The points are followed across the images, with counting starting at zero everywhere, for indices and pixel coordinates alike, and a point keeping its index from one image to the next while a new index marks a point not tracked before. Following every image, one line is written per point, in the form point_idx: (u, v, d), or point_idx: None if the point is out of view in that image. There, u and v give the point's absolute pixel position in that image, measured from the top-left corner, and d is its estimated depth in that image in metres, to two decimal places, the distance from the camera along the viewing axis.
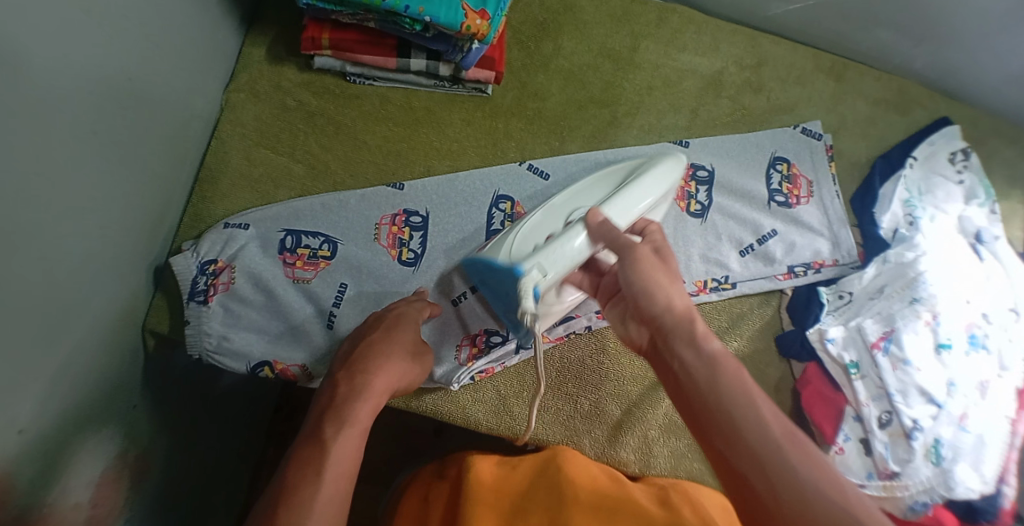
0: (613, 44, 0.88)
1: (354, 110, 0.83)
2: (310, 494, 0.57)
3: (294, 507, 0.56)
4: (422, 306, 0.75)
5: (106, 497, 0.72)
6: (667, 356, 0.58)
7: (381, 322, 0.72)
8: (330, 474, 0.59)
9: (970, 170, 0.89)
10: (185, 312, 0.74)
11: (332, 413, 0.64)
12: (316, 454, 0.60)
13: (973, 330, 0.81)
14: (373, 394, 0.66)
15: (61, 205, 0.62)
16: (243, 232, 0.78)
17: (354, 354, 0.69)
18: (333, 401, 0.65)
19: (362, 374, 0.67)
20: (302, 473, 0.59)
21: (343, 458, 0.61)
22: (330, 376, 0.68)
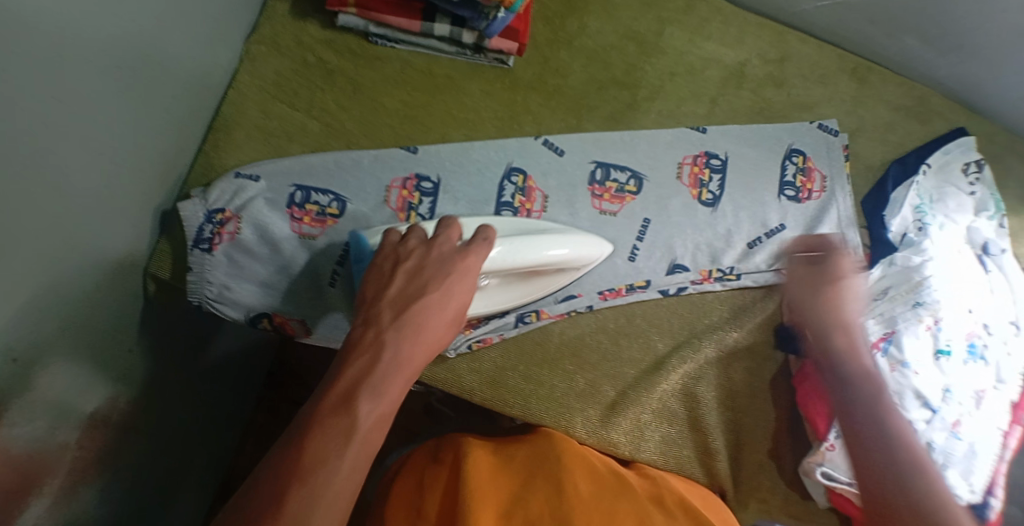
0: (639, 27, 0.88)
1: (374, 71, 0.83)
2: (323, 478, 0.54)
3: (304, 493, 0.53)
4: (446, 258, 0.67)
5: (94, 438, 0.73)
6: (809, 318, 0.78)
7: (429, 288, 0.65)
8: (341, 460, 0.56)
9: (982, 182, 0.90)
10: (189, 257, 0.74)
11: (356, 388, 0.59)
12: (343, 424, 0.57)
13: (971, 340, 0.83)
14: (386, 381, 0.60)
15: (80, 139, 0.62)
16: (253, 183, 0.77)
17: (388, 319, 0.63)
18: (363, 373, 0.60)
19: (403, 335, 0.62)
20: (323, 445, 0.56)
21: (363, 446, 0.57)
22: (363, 342, 0.61)
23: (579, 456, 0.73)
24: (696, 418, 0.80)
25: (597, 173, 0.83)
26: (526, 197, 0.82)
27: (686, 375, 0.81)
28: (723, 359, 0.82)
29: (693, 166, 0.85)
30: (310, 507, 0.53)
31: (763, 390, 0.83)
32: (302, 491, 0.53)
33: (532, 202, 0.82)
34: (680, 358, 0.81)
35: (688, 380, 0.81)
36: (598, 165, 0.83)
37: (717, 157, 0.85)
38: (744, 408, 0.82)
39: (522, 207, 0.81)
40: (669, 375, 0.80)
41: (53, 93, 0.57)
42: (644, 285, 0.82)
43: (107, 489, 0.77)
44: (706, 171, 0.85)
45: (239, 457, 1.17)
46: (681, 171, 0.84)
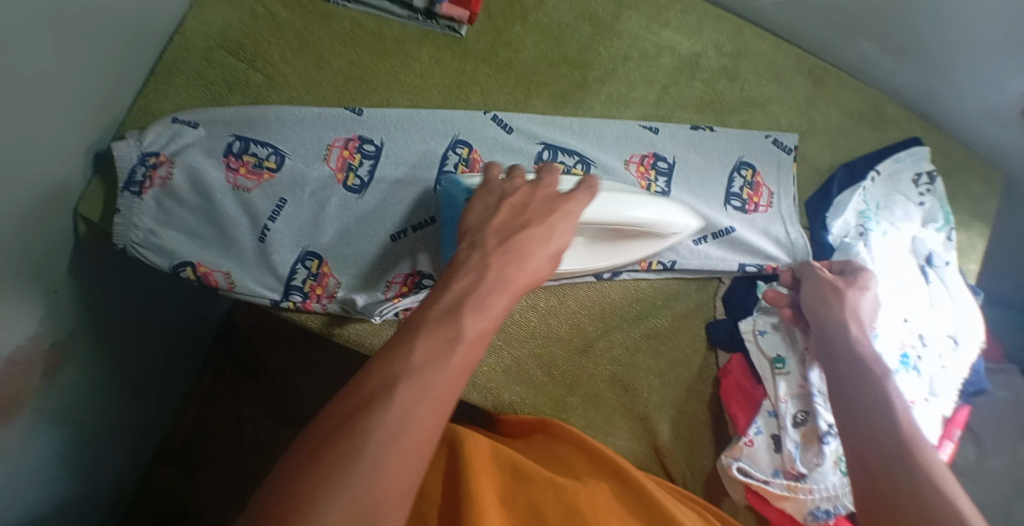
0: (596, 8, 0.87)
1: (323, 28, 0.82)
2: (425, 382, 0.50)
3: (404, 396, 0.49)
4: (549, 200, 0.65)
5: (15, 374, 0.72)
6: (812, 324, 0.79)
7: (531, 220, 0.62)
8: (448, 367, 0.52)
9: (931, 194, 0.90)
10: (117, 200, 0.72)
11: (461, 303, 0.55)
12: (444, 333, 0.53)
13: (905, 350, 0.83)
14: (492, 301, 0.56)
15: (23, 66, 0.61)
16: (191, 130, 0.76)
17: (494, 244, 0.59)
18: (467, 291, 0.56)
19: (502, 257, 0.59)
20: (427, 353, 0.51)
21: (467, 356, 0.53)
22: (467, 264, 0.58)
23: (569, 442, 0.73)
24: (620, 404, 0.80)
25: (543, 154, 0.83)
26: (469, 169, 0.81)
27: (614, 360, 0.81)
28: (651, 346, 0.82)
29: (639, 165, 0.85)
30: (410, 408, 0.49)
31: (691, 381, 0.83)
32: (405, 394, 0.49)
33: None
34: (608, 341, 0.81)
35: (615, 365, 0.80)
36: (546, 146, 0.83)
37: (664, 160, 0.85)
38: (670, 397, 0.81)
39: None
40: (596, 358, 0.80)
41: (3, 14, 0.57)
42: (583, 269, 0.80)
43: (28, 427, 0.77)
44: (652, 171, 0.85)
45: (179, 420, 1.14)
46: (627, 168, 0.84)
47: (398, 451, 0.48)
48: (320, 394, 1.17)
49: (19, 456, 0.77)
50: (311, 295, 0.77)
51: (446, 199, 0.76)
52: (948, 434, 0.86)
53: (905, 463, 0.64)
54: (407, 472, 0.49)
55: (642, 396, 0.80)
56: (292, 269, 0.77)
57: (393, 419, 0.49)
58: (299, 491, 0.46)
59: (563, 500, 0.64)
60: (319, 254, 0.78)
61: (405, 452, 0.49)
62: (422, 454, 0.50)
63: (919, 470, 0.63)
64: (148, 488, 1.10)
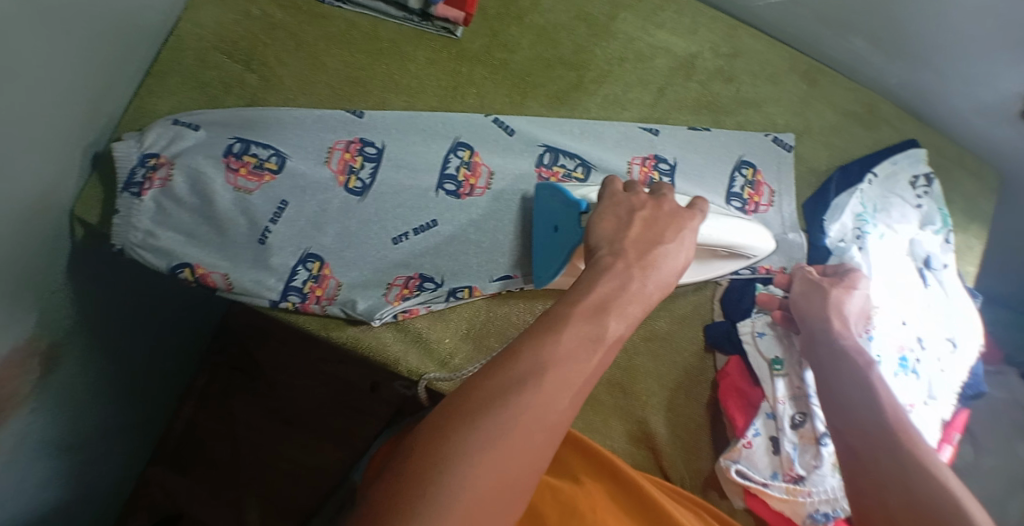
0: (592, 9, 0.87)
1: (318, 29, 0.82)
2: (570, 375, 0.50)
3: (547, 381, 0.49)
4: (675, 216, 0.64)
5: (9, 375, 0.72)
6: (804, 331, 0.79)
7: (666, 235, 0.62)
8: (590, 363, 0.51)
9: (929, 196, 0.90)
10: (117, 201, 0.73)
11: (606, 305, 0.54)
12: (588, 331, 0.52)
13: (903, 353, 0.82)
14: (632, 311, 0.56)
15: (20, 64, 0.61)
16: (192, 132, 0.76)
17: (636, 255, 0.59)
18: (610, 294, 0.55)
19: (640, 263, 0.58)
20: (576, 345, 0.51)
21: (604, 359, 0.53)
22: (612, 270, 0.57)
23: (572, 447, 0.73)
24: (620, 406, 0.79)
25: (544, 157, 0.83)
26: (471, 172, 0.81)
27: (613, 362, 0.80)
28: (651, 349, 0.82)
29: (641, 166, 0.84)
30: (556, 396, 0.49)
31: (689, 383, 0.82)
32: (553, 379, 0.49)
33: (477, 177, 0.81)
34: None
35: (615, 367, 0.80)
36: (547, 149, 0.83)
37: (666, 161, 0.85)
38: (670, 399, 0.81)
39: (465, 181, 0.81)
40: None
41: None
42: None
43: (19, 427, 0.77)
44: (655, 172, 0.85)
45: (175, 420, 1.14)
46: (631, 169, 0.84)
47: (534, 429, 0.47)
48: (315, 395, 1.18)
49: (9, 457, 0.77)
50: (310, 296, 0.77)
51: (543, 209, 0.79)
52: (948, 438, 0.85)
53: (898, 468, 0.63)
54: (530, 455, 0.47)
55: (641, 398, 0.80)
56: (293, 270, 0.77)
57: (538, 402, 0.48)
58: (438, 444, 0.45)
59: (561, 500, 0.64)
60: (320, 256, 0.78)
61: (543, 435, 0.48)
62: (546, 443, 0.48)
63: (917, 474, 0.62)
64: (145, 490, 1.10)
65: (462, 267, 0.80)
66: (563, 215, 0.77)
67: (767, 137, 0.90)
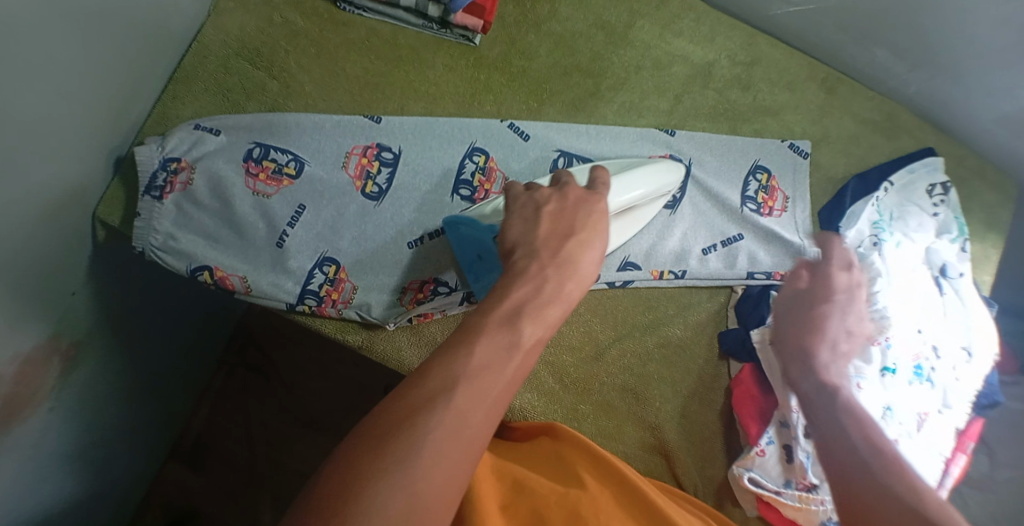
0: (610, 17, 0.88)
1: (339, 36, 0.83)
2: (486, 385, 0.50)
3: (461, 397, 0.49)
4: (585, 200, 0.65)
5: (31, 374, 0.73)
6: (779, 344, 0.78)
7: (577, 228, 0.62)
8: (507, 370, 0.51)
9: (946, 204, 0.90)
10: (139, 203, 0.74)
11: (519, 310, 0.55)
12: (500, 338, 0.52)
13: (919, 361, 0.82)
14: (549, 313, 0.56)
15: (40, 66, 0.62)
16: (213, 136, 0.77)
17: (549, 254, 0.59)
18: (526, 299, 0.56)
19: (557, 265, 0.59)
20: (485, 352, 0.51)
21: (523, 364, 0.53)
22: (526, 273, 0.57)
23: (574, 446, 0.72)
24: (633, 412, 0.80)
25: (560, 163, 0.83)
26: (486, 177, 0.82)
27: (628, 368, 0.81)
28: (665, 355, 0.82)
29: None
30: (470, 409, 0.49)
31: (704, 391, 0.82)
32: (466, 391, 0.49)
33: (491, 182, 0.82)
34: (622, 349, 0.81)
35: (629, 373, 0.81)
36: (563, 155, 0.84)
37: (681, 162, 0.85)
38: (683, 406, 0.81)
39: (480, 186, 0.82)
40: (610, 366, 0.80)
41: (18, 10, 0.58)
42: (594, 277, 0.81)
43: (39, 426, 0.78)
44: None
45: (191, 420, 1.15)
46: None
47: (452, 449, 0.47)
48: (329, 398, 1.19)
49: (28, 456, 0.78)
50: (326, 299, 0.78)
51: (459, 236, 0.78)
52: None
53: (861, 461, 0.62)
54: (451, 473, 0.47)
55: (655, 405, 0.80)
56: (309, 273, 0.78)
57: (450, 415, 0.48)
58: (359, 481, 0.45)
59: (565, 504, 0.64)
60: (336, 259, 0.78)
61: (459, 449, 0.48)
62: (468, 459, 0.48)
63: (882, 467, 0.61)
64: (159, 488, 1.11)
65: None
66: (479, 238, 0.77)
67: (782, 143, 0.90)
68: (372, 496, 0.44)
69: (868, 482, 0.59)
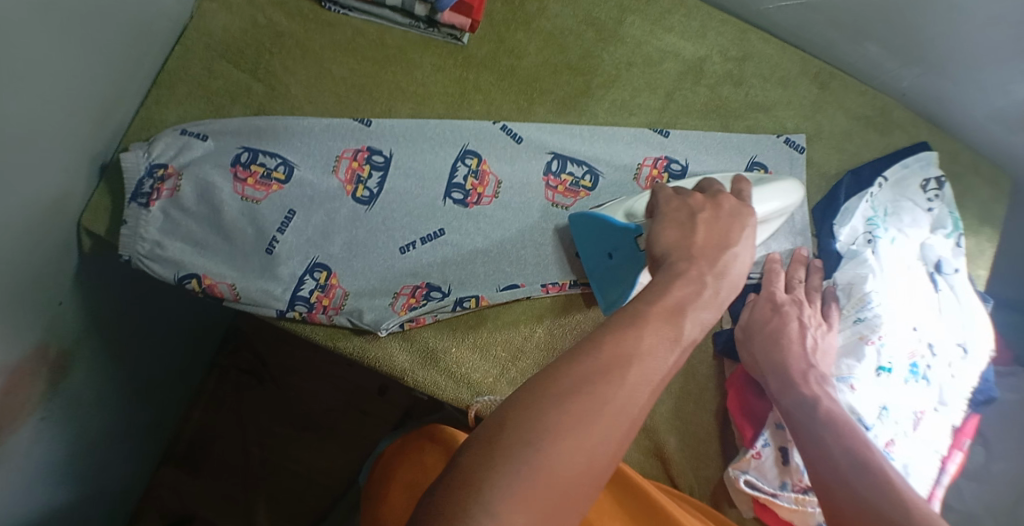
0: (599, 13, 0.87)
1: (324, 37, 0.82)
2: (648, 372, 0.48)
3: (624, 378, 0.47)
4: (736, 213, 0.64)
5: (20, 386, 0.73)
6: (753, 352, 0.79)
7: (732, 238, 0.61)
8: (668, 362, 0.50)
9: (940, 199, 0.89)
10: (126, 210, 0.73)
11: (683, 307, 0.53)
12: (665, 327, 0.51)
13: (915, 360, 0.82)
14: (704, 316, 0.55)
15: (23, 77, 0.61)
16: (199, 142, 0.76)
17: (709, 262, 0.58)
18: (689, 298, 0.54)
19: (708, 266, 0.58)
20: (652, 337, 0.50)
21: (680, 360, 0.51)
22: (686, 275, 0.56)
23: None
24: None
25: (552, 165, 0.83)
26: (478, 180, 0.81)
27: None
28: None
29: (651, 168, 0.84)
30: (638, 389, 0.47)
31: (699, 393, 0.82)
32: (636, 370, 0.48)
33: (484, 185, 0.81)
34: None
35: None
36: (555, 156, 0.83)
37: (677, 162, 0.85)
38: (681, 408, 0.81)
39: (473, 190, 0.81)
40: None
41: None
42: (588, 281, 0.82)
43: (28, 438, 0.77)
44: (665, 174, 0.84)
45: (185, 426, 1.14)
46: (639, 171, 0.84)
47: (609, 425, 0.45)
48: (325, 400, 1.18)
49: (19, 469, 0.77)
50: (317, 305, 0.76)
51: (592, 235, 0.78)
52: (959, 445, 0.84)
53: (832, 463, 0.65)
54: (606, 449, 0.45)
55: (650, 407, 0.80)
56: (300, 279, 0.76)
57: (620, 392, 0.46)
58: (516, 431, 0.44)
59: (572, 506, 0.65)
60: (327, 265, 0.77)
61: (617, 427, 0.46)
62: (621, 439, 0.46)
63: (856, 473, 0.62)
64: (154, 494, 1.11)
65: (469, 276, 0.80)
66: (614, 238, 0.76)
67: (779, 139, 0.89)
68: (528, 449, 0.43)
69: (848, 495, 0.60)
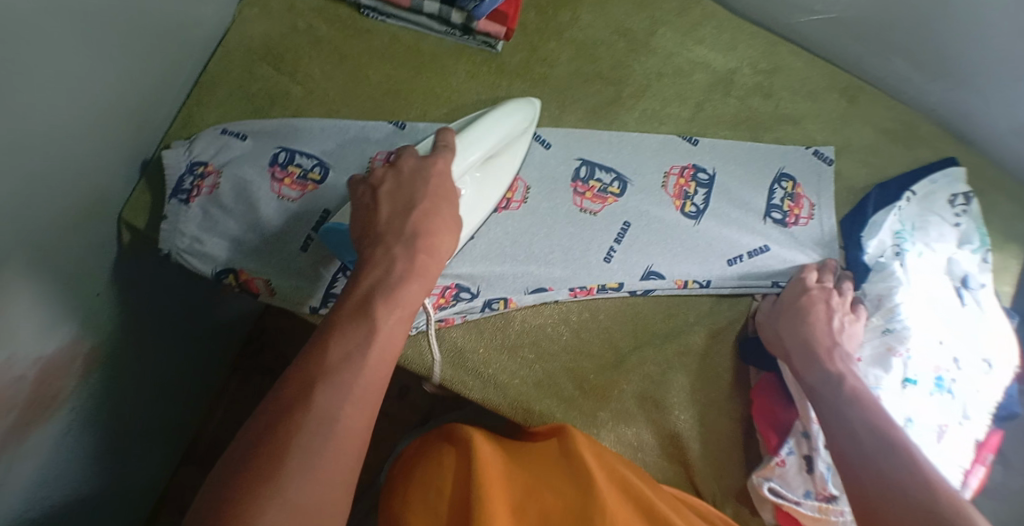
0: (631, 25, 0.89)
1: (363, 43, 0.84)
2: (343, 381, 0.54)
3: (357, 394, 0.55)
4: (417, 171, 0.67)
5: (54, 373, 0.74)
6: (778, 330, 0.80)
7: (419, 197, 0.66)
8: (365, 363, 0.56)
9: (967, 215, 0.90)
10: (166, 206, 0.75)
11: (370, 297, 0.59)
12: (363, 326, 0.57)
13: (940, 373, 0.82)
14: (409, 292, 0.61)
15: (76, 68, 0.64)
16: (239, 142, 0.79)
17: (399, 231, 0.64)
18: (377, 283, 0.60)
19: (429, 240, 0.64)
20: (345, 341, 0.56)
21: (385, 348, 0.58)
22: (389, 254, 0.62)
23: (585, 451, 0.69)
24: (654, 421, 0.80)
25: (581, 171, 0.83)
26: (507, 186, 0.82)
27: (648, 376, 0.80)
28: (693, 365, 0.82)
29: (679, 178, 0.85)
30: (333, 400, 0.53)
31: (723, 401, 0.82)
32: (332, 387, 0.54)
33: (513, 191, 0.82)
34: (640, 358, 0.81)
35: (648, 382, 0.80)
36: (583, 163, 0.84)
37: (704, 172, 0.86)
38: (707, 416, 0.81)
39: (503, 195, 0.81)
40: (629, 374, 0.80)
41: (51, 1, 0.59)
42: (617, 286, 0.81)
43: (57, 426, 0.78)
44: (692, 183, 0.85)
45: (207, 422, 1.16)
46: (666, 180, 0.85)
47: (340, 441, 0.53)
48: None
49: (47, 455, 0.78)
50: None
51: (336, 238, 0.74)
52: (980, 459, 0.84)
53: (857, 442, 0.67)
54: (345, 462, 0.53)
55: (673, 413, 0.80)
56: (333, 277, 0.78)
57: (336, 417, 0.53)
58: (268, 460, 0.50)
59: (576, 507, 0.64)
60: None
61: (343, 445, 0.53)
62: (358, 449, 0.54)
63: (882, 453, 0.65)
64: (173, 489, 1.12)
65: (498, 277, 0.78)
66: None
67: (806, 151, 0.89)
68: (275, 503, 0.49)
69: (875, 479, 0.64)
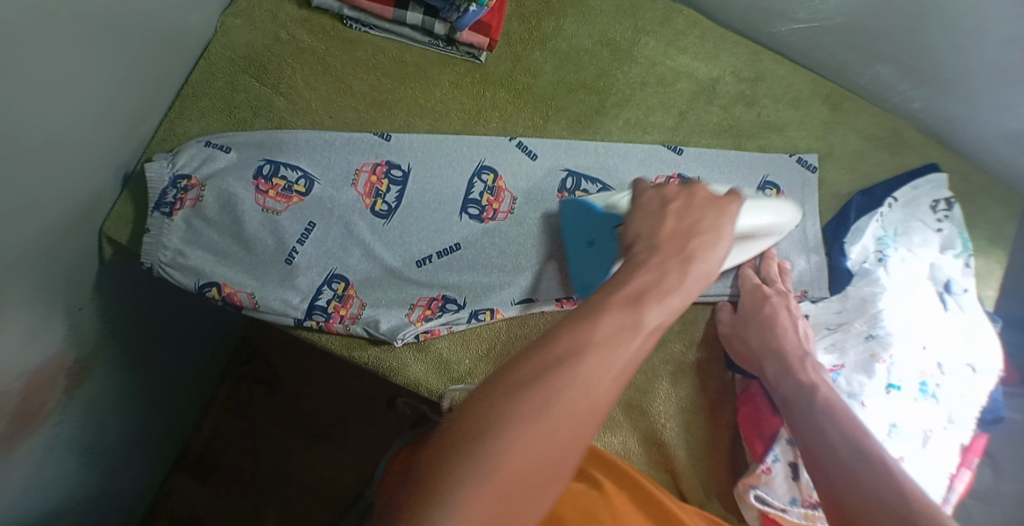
0: (614, 34, 0.89)
1: (346, 53, 0.84)
2: (605, 362, 0.49)
3: (609, 369, 0.49)
4: (711, 205, 0.65)
5: (37, 390, 0.73)
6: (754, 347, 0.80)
7: (701, 226, 0.63)
8: (624, 348, 0.51)
9: (951, 220, 0.89)
10: (148, 219, 0.74)
11: (643, 295, 0.54)
12: (623, 316, 0.52)
13: (924, 379, 0.82)
14: (671, 301, 0.55)
15: (54, 86, 0.63)
16: (223, 154, 0.78)
17: (673, 249, 0.60)
18: (648, 285, 0.56)
19: (697, 241, 0.61)
20: (599, 327, 0.51)
21: (645, 345, 0.52)
22: (647, 261, 0.58)
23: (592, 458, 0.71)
24: (641, 429, 0.81)
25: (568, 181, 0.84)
26: (495, 197, 0.82)
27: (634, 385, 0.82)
28: (678, 373, 0.83)
29: None
30: (587, 378, 0.49)
31: (710, 408, 0.83)
32: (586, 361, 0.49)
33: (500, 202, 0.82)
34: None
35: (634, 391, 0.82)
36: (570, 173, 0.84)
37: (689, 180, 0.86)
38: (693, 424, 0.82)
39: (489, 206, 0.82)
40: None
41: (23, 21, 0.58)
42: None
43: (41, 442, 0.77)
44: None
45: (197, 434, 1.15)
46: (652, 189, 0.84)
47: (574, 418, 0.48)
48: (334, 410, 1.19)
49: (31, 471, 0.77)
50: (334, 315, 0.77)
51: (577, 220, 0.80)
52: (966, 463, 0.84)
53: (830, 446, 0.66)
54: (579, 438, 0.48)
55: (660, 421, 0.81)
56: (318, 289, 0.78)
57: (578, 391, 0.48)
58: (473, 429, 0.46)
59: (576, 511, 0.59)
60: (345, 277, 0.78)
61: (578, 422, 0.48)
62: (592, 425, 0.49)
63: (853, 455, 0.64)
64: (163, 502, 1.11)
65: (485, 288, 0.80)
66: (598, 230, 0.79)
67: (791, 158, 0.90)
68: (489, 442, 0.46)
69: (843, 474, 0.62)
